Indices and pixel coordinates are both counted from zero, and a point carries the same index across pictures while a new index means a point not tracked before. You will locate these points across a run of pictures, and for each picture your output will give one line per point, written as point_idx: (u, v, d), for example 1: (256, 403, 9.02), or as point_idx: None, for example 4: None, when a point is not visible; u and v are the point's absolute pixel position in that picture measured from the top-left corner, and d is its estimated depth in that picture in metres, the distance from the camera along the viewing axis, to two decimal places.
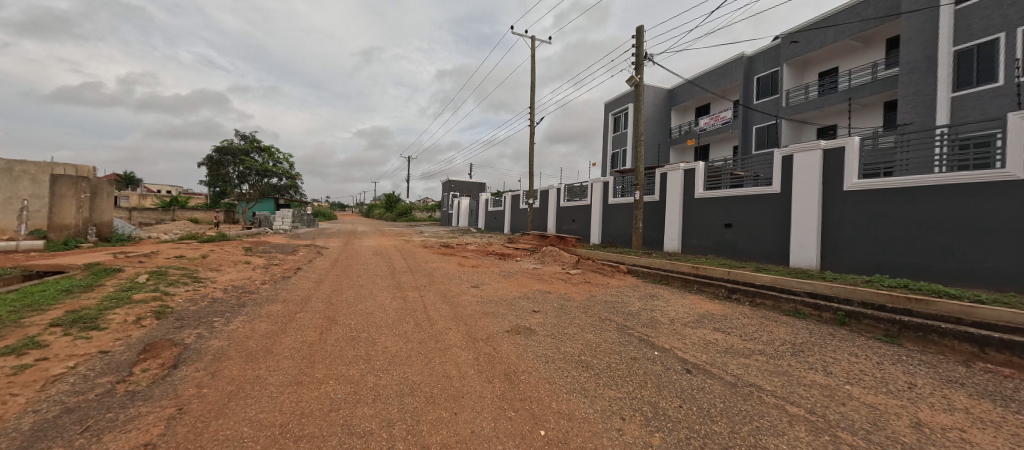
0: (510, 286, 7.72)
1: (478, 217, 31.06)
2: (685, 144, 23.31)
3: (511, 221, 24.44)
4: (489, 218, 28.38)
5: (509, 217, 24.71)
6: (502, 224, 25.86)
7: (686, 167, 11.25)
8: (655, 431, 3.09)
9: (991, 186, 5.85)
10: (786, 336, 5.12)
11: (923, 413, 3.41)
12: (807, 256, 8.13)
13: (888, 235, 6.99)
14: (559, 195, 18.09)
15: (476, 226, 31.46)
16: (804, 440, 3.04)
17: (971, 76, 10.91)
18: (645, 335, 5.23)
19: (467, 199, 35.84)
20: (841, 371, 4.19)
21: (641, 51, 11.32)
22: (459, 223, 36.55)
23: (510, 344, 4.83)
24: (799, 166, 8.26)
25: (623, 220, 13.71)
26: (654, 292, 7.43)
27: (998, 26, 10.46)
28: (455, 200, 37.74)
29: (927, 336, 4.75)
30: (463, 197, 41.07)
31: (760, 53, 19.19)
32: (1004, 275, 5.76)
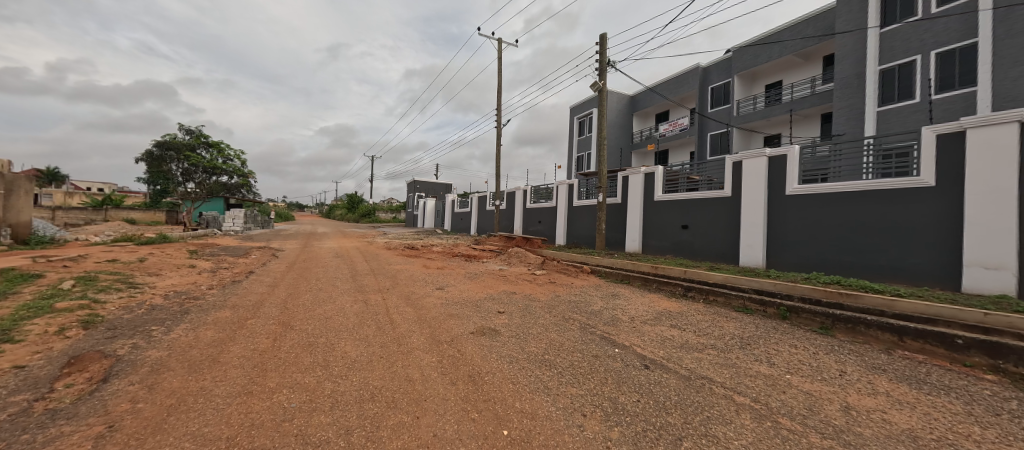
0: (475, 288, 7.68)
1: (444, 218, 30.68)
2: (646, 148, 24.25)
3: (478, 223, 24.31)
4: (456, 220, 28.08)
5: (476, 218, 24.59)
6: (468, 225, 25.66)
7: (646, 171, 11.69)
8: (615, 426, 3.18)
9: (908, 192, 6.52)
10: (735, 331, 5.44)
11: (851, 397, 3.75)
12: (755, 256, 8.67)
13: (826, 235, 7.59)
14: (526, 197, 18.24)
15: (442, 227, 31.02)
16: (748, 427, 3.24)
17: (893, 93, 12.15)
18: (606, 332, 5.39)
19: (433, 200, 35.31)
20: (782, 362, 4.52)
21: (604, 58, 11.67)
22: (425, 224, 35.92)
23: (475, 345, 4.81)
24: (748, 171, 8.82)
25: (587, 222, 14.03)
26: (615, 292, 7.65)
27: (916, 49, 11.67)
28: (421, 201, 37.08)
29: (855, 328, 5.20)
30: (429, 198, 40.41)
31: (714, 65, 20.34)
32: (922, 272, 6.40)
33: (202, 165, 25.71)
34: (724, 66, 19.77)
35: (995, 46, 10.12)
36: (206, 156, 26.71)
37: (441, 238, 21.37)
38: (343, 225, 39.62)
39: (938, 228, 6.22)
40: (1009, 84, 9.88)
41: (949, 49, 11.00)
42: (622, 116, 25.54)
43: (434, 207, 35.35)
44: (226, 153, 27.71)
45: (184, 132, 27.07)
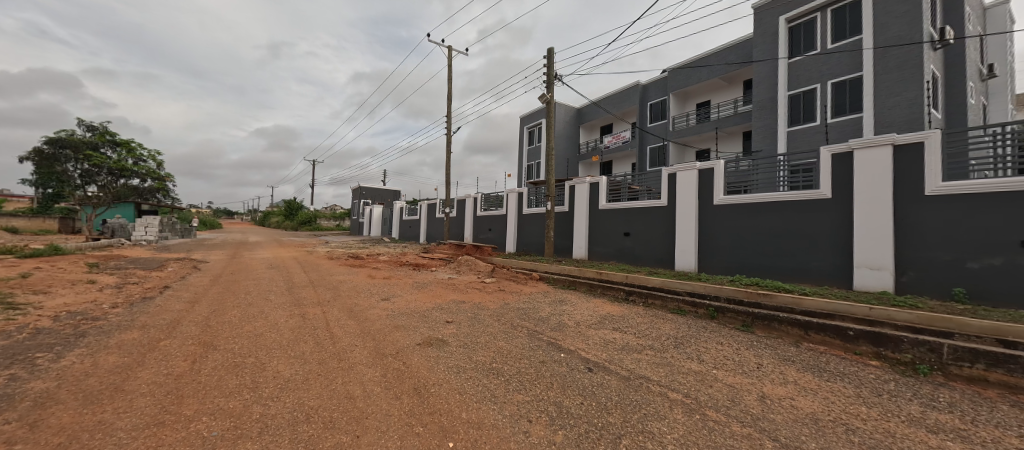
0: (423, 298, 7.49)
1: (392, 226, 29.69)
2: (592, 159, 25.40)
3: (427, 231, 23.80)
4: (404, 228, 27.29)
5: (425, 226, 24.05)
6: (418, 233, 25.02)
7: (591, 181, 12.22)
8: (559, 429, 3.25)
9: (811, 203, 7.44)
10: (671, 331, 5.83)
11: (766, 387, 4.17)
12: (688, 260, 9.37)
13: (746, 241, 8.41)
14: (476, 205, 18.22)
15: (390, 236, 29.97)
16: (680, 420, 3.48)
17: (799, 115, 13.79)
18: (553, 338, 5.52)
19: (380, 207, 34.05)
20: (711, 358, 4.91)
21: (551, 71, 12.07)
22: (371, 232, 34.49)
23: (421, 357, 4.70)
24: (681, 183, 9.55)
25: (537, 230, 14.31)
26: (562, 298, 7.86)
27: (816, 78, 13.41)
28: (367, 208, 35.61)
29: (770, 324, 5.80)
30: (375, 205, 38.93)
31: (652, 83, 21.88)
32: (822, 273, 7.30)
33: (107, 166, 22.61)
34: (660, 84, 21.30)
35: (877, 79, 11.95)
36: (112, 156, 23.54)
37: (388, 246, 20.63)
38: (279, 234, 36.82)
39: (835, 234, 7.15)
40: (887, 112, 11.72)
41: (842, 80, 12.78)
42: (570, 128, 26.51)
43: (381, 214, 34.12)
44: (137, 153, 24.76)
45: (83, 129, 23.71)
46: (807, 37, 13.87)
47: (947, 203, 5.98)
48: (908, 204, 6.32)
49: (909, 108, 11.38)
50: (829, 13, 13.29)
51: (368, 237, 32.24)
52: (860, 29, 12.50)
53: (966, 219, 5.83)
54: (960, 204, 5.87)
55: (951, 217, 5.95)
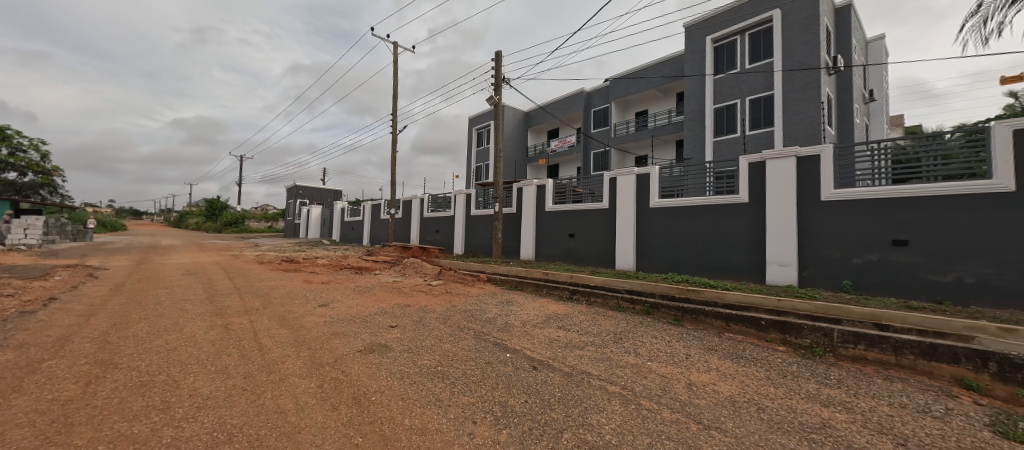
0: (365, 302, 7.19)
1: (332, 227, 28.10)
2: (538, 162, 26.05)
3: (371, 233, 22.84)
4: (346, 229, 25.93)
5: (369, 228, 23.03)
6: (360, 236, 23.87)
7: (537, 183, 12.50)
8: (504, 428, 3.29)
9: (732, 207, 8.25)
10: (611, 327, 6.14)
11: (693, 375, 4.55)
12: (627, 260, 9.92)
13: (678, 241, 9.10)
14: (423, 206, 17.86)
15: (329, 238, 28.35)
16: (617, 411, 3.69)
17: (723, 127, 15.23)
18: (499, 339, 5.56)
19: (319, 208, 32.05)
20: (646, 351, 5.24)
21: (499, 74, 12.18)
22: (308, 234, 32.39)
23: (361, 364, 4.50)
24: (622, 187, 10.11)
25: (484, 231, 14.36)
26: (509, 298, 7.94)
27: (737, 94, 14.89)
28: (304, 208, 33.38)
29: (697, 317, 6.33)
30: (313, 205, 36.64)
31: (596, 91, 22.93)
32: (740, 270, 8.11)
33: None
34: (603, 92, 22.37)
35: (786, 98, 13.58)
36: None
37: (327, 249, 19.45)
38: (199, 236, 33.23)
39: (751, 235, 7.98)
40: (793, 127, 13.35)
41: (758, 97, 14.32)
42: (518, 131, 26.95)
43: (320, 215, 32.13)
44: (14, 142, 21.18)
45: None
46: (730, 56, 15.35)
47: (838, 207, 6.93)
48: (808, 209, 7.25)
49: (810, 124, 13.06)
50: (748, 36, 14.82)
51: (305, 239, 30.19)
52: (772, 52, 14.09)
53: (852, 222, 6.80)
54: (848, 208, 6.85)
55: (841, 220, 6.91)
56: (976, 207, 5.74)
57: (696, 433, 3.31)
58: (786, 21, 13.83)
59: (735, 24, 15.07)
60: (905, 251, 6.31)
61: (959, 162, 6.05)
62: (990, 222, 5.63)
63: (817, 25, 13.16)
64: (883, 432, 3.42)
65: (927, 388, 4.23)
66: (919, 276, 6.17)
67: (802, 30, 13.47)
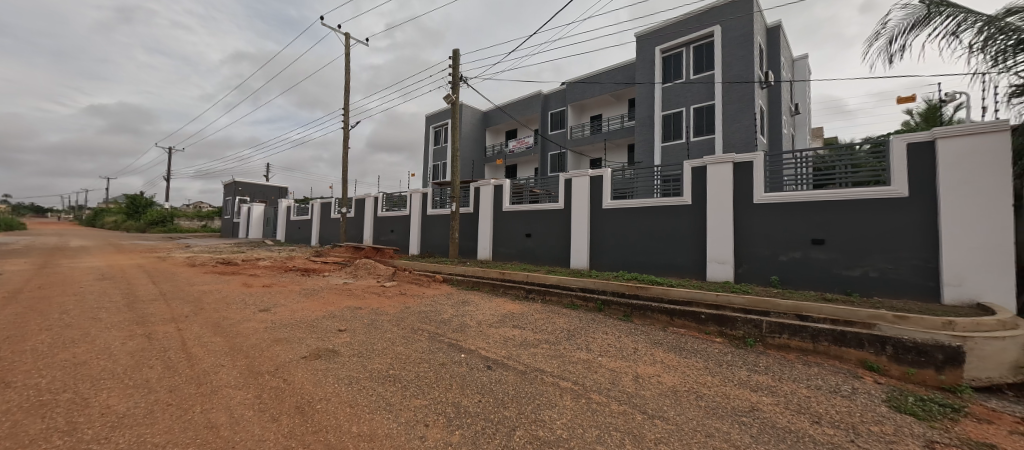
0: (312, 306, 6.83)
1: (276, 227, 26.37)
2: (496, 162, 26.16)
3: (320, 233, 21.70)
4: (293, 229, 24.43)
5: (318, 227, 21.86)
6: (309, 236, 22.63)
7: (495, 183, 12.55)
8: (456, 430, 3.27)
9: (677, 208, 8.78)
10: (564, 325, 6.30)
11: (640, 367, 4.79)
12: (581, 259, 10.22)
13: (629, 241, 9.52)
14: (376, 205, 17.30)
15: (273, 238, 26.58)
16: (568, 406, 3.80)
17: (671, 133, 16.13)
18: (454, 340, 5.51)
19: (261, 206, 29.91)
20: (597, 346, 5.44)
21: (456, 73, 12.05)
22: (248, 234, 30.17)
23: (306, 371, 4.27)
24: (577, 188, 10.42)
25: (441, 231, 14.17)
26: (465, 299, 7.90)
27: (683, 103, 15.84)
28: (244, 207, 31.05)
29: (645, 313, 6.67)
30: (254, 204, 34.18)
31: (553, 93, 23.41)
32: (684, 267, 8.64)
33: None
34: (560, 95, 22.86)
35: (725, 108, 14.67)
36: None
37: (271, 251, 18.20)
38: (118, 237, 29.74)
39: (693, 234, 8.54)
40: (732, 135, 14.46)
41: (701, 106, 15.32)
42: (476, 130, 26.88)
43: (263, 214, 30.00)
44: None
45: None
46: (677, 67, 16.29)
47: (768, 209, 7.60)
48: (743, 211, 7.89)
49: (746, 133, 14.20)
50: (692, 49, 15.83)
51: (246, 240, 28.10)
52: (714, 65, 15.14)
53: (779, 223, 7.48)
54: (776, 210, 7.52)
55: (770, 221, 7.59)
56: (878, 210, 6.54)
57: (641, 422, 3.50)
58: (725, 36, 14.92)
59: (682, 36, 16.02)
60: (822, 249, 7.05)
61: (867, 170, 6.83)
62: (889, 223, 6.44)
63: (751, 42, 14.32)
64: (802, 412, 3.81)
65: (838, 370, 4.78)
66: (834, 271, 6.92)
67: (739, 46, 14.59)
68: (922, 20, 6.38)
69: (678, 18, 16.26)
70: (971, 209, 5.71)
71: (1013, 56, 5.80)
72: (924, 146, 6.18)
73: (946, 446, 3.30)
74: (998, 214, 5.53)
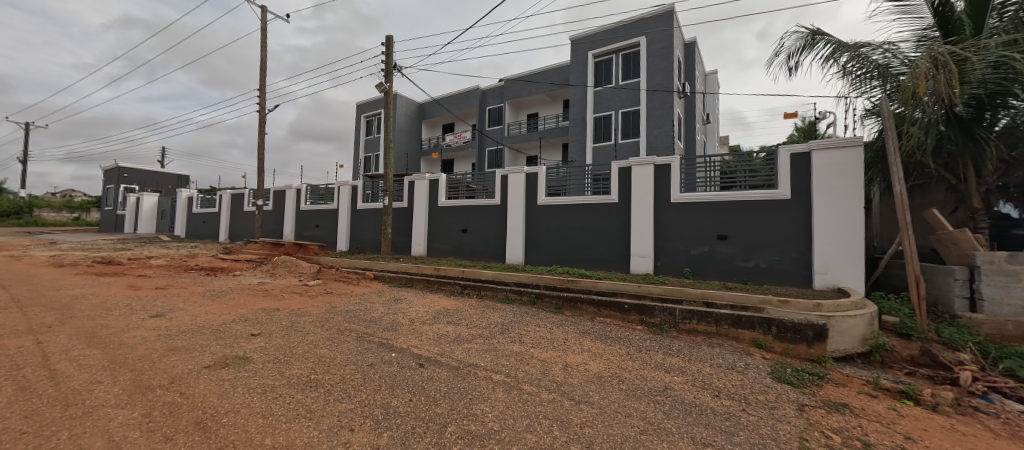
0: (218, 309, 6.11)
1: (174, 221, 23.04)
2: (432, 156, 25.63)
3: (230, 227, 19.43)
4: (196, 223, 21.53)
5: (228, 221, 19.54)
6: (216, 230, 20.12)
7: (430, 178, 12.27)
8: (384, 432, 3.16)
9: (605, 206, 9.34)
10: (498, 319, 6.40)
11: (568, 357, 5.03)
12: (516, 254, 10.43)
13: (562, 236, 9.91)
14: (299, 197, 15.97)
15: (170, 234, 23.18)
16: (499, 398, 3.88)
17: (601, 134, 17.08)
18: (384, 339, 5.31)
19: (154, 196, 25.90)
20: (529, 339, 5.61)
21: (389, 60, 11.51)
22: (136, 229, 25.95)
23: (210, 381, 3.82)
24: (512, 184, 10.59)
25: (372, 226, 13.53)
26: (398, 296, 7.64)
27: (613, 106, 16.84)
28: (131, 196, 26.62)
29: (575, 305, 7.01)
30: (144, 193, 29.42)
31: (490, 89, 23.45)
32: (610, 261, 9.24)
33: None
34: (498, 92, 23.00)
35: (649, 113, 15.88)
36: None
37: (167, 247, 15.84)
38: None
39: (619, 230, 9.15)
40: (653, 139, 15.73)
41: (629, 110, 16.42)
42: (411, 122, 25.97)
43: (156, 205, 25.99)
44: None
45: None
46: (608, 72, 17.25)
47: (683, 208, 8.41)
48: (662, 209, 8.63)
49: (665, 138, 15.53)
50: (622, 56, 16.88)
51: (133, 235, 24.14)
52: (640, 73, 16.29)
53: (692, 220, 8.32)
54: (690, 209, 8.35)
55: (684, 218, 8.40)
56: (769, 210, 7.57)
57: (568, 408, 3.69)
58: (649, 47, 16.08)
59: (612, 43, 16.99)
60: (725, 244, 7.98)
61: (762, 175, 7.82)
62: (777, 222, 7.50)
63: (671, 54, 15.60)
64: (705, 387, 4.31)
65: (735, 349, 5.48)
66: (734, 263, 7.88)
67: (661, 57, 15.82)
68: (807, 45, 7.49)
69: (609, 26, 17.19)
70: (836, 210, 6.88)
71: (869, 83, 7.06)
72: (803, 156, 7.28)
73: (813, 407, 3.96)
74: (854, 215, 6.72)
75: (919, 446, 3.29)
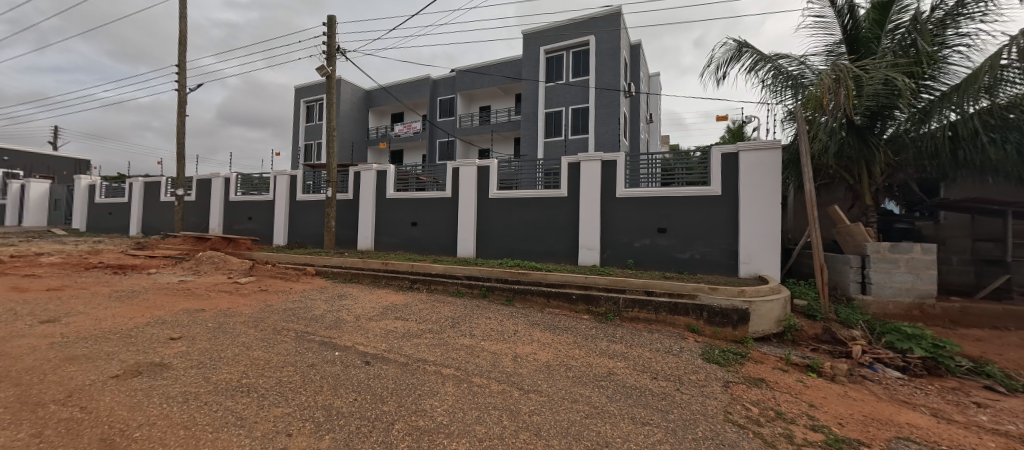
0: (130, 312, 5.44)
1: (72, 212, 20.00)
2: (380, 146, 24.63)
3: (144, 219, 17.28)
4: (99, 215, 18.87)
5: (141, 212, 17.35)
6: (126, 223, 17.80)
7: (378, 168, 11.78)
8: (326, 434, 3.02)
9: (555, 200, 9.57)
10: (449, 313, 6.35)
11: (518, 347, 5.14)
12: (467, 247, 10.39)
13: (513, 230, 10.02)
14: (228, 187, 14.60)
15: (66, 227, 20.11)
16: (449, 391, 3.87)
17: (553, 129, 17.42)
18: (327, 337, 5.05)
19: (43, 183, 22.27)
20: (480, 331, 5.64)
21: (332, 42, 10.80)
22: (19, 221, 22.18)
23: (120, 392, 3.40)
24: (463, 177, 10.50)
25: (313, 219, 12.74)
26: (342, 292, 7.30)
27: (564, 101, 17.22)
28: (11, 182, 22.65)
29: (525, 296, 7.15)
30: (29, 179, 25.18)
31: (442, 79, 22.89)
32: (559, 254, 9.52)
33: None
34: (450, 83, 22.53)
35: (598, 111, 16.46)
36: None
37: (61, 243, 13.72)
38: None
39: (568, 224, 9.44)
40: (601, 136, 16.34)
41: (579, 106, 16.89)
42: (357, 110, 24.67)
43: (47, 193, 22.36)
44: None
45: None
46: (559, 69, 17.58)
47: (627, 203, 8.86)
48: (609, 203, 9.02)
49: (611, 135, 16.20)
50: (572, 54, 17.27)
51: (16, 228, 20.61)
52: (589, 71, 16.78)
53: (635, 214, 8.80)
54: (634, 204, 8.82)
55: (629, 212, 8.86)
56: (703, 205, 8.21)
57: (517, 398, 3.78)
58: (598, 47, 16.60)
59: (562, 40, 17.33)
60: (664, 236, 8.54)
61: (697, 173, 8.43)
62: (709, 216, 8.16)
63: (618, 55, 16.23)
64: (644, 371, 4.61)
65: (671, 334, 5.91)
66: (672, 254, 8.48)
67: (609, 56, 16.40)
68: (737, 53, 8.13)
69: (561, 23, 17.48)
70: (758, 206, 7.62)
71: (787, 91, 7.85)
72: (732, 156, 7.97)
73: (737, 383, 4.41)
74: (773, 210, 7.50)
75: (820, 411, 3.78)
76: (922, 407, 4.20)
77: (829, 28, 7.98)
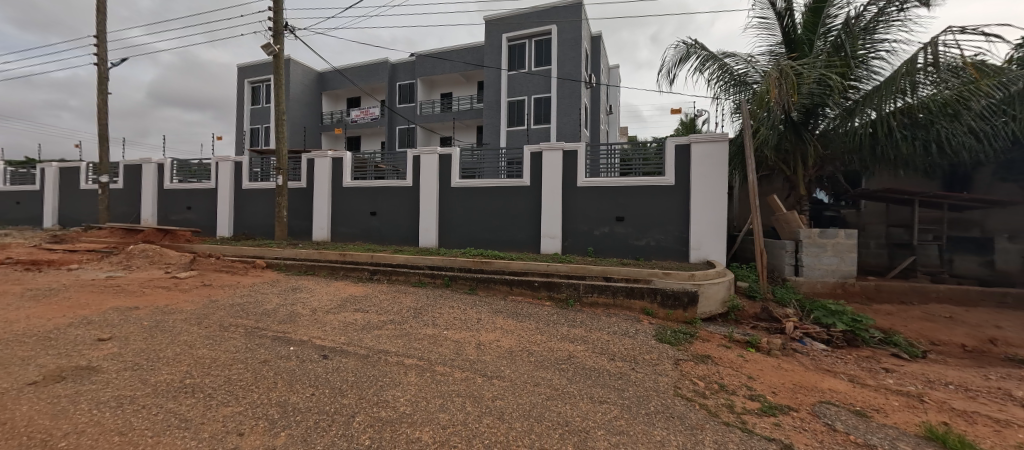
0: (47, 312, 4.89)
1: None
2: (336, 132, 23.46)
3: (59, 209, 15.39)
4: (3, 204, 16.59)
5: (55, 201, 15.42)
6: (38, 213, 15.78)
7: (333, 155, 11.23)
8: (282, 431, 2.92)
9: (518, 189, 9.64)
10: (410, 303, 6.27)
11: (481, 335, 5.19)
12: (429, 237, 10.24)
13: (476, 218, 10.00)
14: (161, 173, 13.32)
15: None
16: (411, 381, 3.86)
17: (515, 118, 17.41)
18: (280, 332, 4.83)
19: None
20: (443, 321, 5.64)
21: (279, 19, 10.05)
22: None
23: (38, 401, 3.07)
24: (425, 165, 10.28)
25: (262, 208, 11.98)
26: (296, 285, 6.98)
27: (526, 90, 17.22)
28: None
29: (488, 284, 7.22)
30: None
31: (401, 63, 22.04)
32: (522, 242, 9.65)
33: None
34: (409, 67, 21.76)
35: (559, 101, 16.63)
36: None
37: None
38: None
39: (530, 213, 9.56)
40: (562, 126, 16.57)
41: (541, 96, 16.98)
42: (309, 93, 23.23)
43: None
44: None
45: None
46: (521, 57, 17.52)
47: (588, 192, 9.11)
48: (570, 193, 9.23)
49: (572, 125, 16.47)
50: (534, 43, 17.24)
51: None
52: (551, 61, 16.85)
53: (595, 203, 9.07)
54: (594, 193, 9.08)
55: (589, 202, 9.12)
56: (658, 194, 8.62)
57: (480, 384, 3.84)
58: (560, 37, 16.66)
59: (524, 28, 17.23)
60: (622, 225, 8.89)
61: (653, 164, 8.80)
62: (663, 205, 8.59)
63: (580, 46, 16.41)
64: (602, 353, 4.84)
65: (627, 317, 6.22)
66: (629, 241, 8.86)
67: (570, 47, 16.53)
68: (689, 50, 8.49)
69: (523, 11, 17.34)
70: (707, 195, 8.12)
71: (733, 88, 8.36)
72: (685, 148, 8.39)
73: (685, 360, 4.75)
74: (720, 199, 8.02)
75: (757, 382, 4.18)
76: (840, 374, 4.75)
77: (771, 29, 8.52)
